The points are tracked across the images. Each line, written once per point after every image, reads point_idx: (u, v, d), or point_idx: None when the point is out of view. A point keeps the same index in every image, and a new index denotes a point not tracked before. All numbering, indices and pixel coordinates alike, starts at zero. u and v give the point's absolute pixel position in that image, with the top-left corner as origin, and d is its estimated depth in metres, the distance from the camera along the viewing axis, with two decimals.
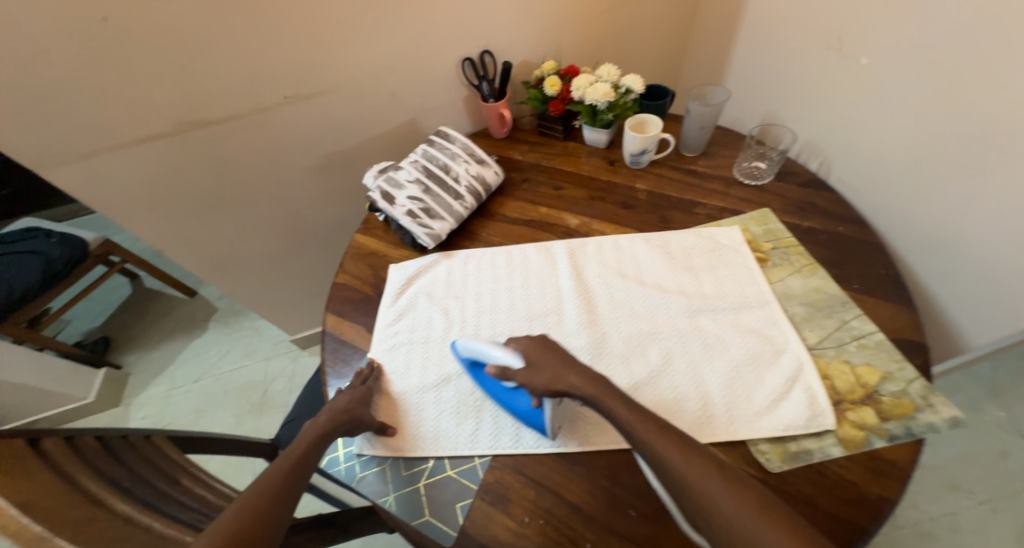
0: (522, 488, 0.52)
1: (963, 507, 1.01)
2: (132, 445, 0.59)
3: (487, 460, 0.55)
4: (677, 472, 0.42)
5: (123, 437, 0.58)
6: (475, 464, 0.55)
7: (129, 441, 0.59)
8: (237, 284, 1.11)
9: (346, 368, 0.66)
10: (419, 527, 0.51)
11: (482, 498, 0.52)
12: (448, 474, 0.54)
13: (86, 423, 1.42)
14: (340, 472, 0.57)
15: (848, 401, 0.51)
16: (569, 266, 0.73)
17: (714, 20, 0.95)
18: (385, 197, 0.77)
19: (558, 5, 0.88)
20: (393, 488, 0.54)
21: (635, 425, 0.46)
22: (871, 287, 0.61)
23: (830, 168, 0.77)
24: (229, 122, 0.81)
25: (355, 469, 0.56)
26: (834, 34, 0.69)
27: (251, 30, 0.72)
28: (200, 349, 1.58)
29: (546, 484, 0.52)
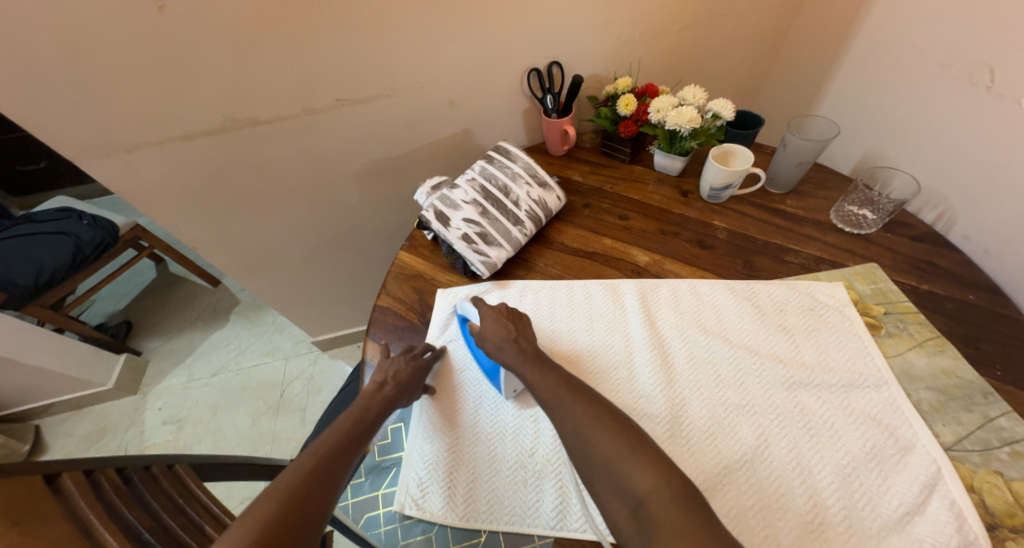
0: None
1: None
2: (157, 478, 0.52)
3: (549, 541, 0.47)
4: (568, 425, 0.46)
5: (145, 468, 0.51)
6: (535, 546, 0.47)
7: (152, 473, 0.52)
8: (266, 285, 1.06)
9: None
10: None
11: None
12: None
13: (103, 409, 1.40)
14: (380, 535, 0.50)
15: (1007, 527, 0.42)
16: (640, 311, 0.63)
17: (813, 41, 0.86)
18: (439, 216, 0.69)
19: (641, 15, 0.80)
20: None
21: (543, 388, 0.50)
22: (1015, 374, 0.52)
23: (951, 222, 0.67)
24: (278, 122, 0.76)
25: (397, 534, 0.50)
26: (983, 70, 0.59)
27: (316, 29, 0.67)
28: (220, 342, 1.53)
29: None
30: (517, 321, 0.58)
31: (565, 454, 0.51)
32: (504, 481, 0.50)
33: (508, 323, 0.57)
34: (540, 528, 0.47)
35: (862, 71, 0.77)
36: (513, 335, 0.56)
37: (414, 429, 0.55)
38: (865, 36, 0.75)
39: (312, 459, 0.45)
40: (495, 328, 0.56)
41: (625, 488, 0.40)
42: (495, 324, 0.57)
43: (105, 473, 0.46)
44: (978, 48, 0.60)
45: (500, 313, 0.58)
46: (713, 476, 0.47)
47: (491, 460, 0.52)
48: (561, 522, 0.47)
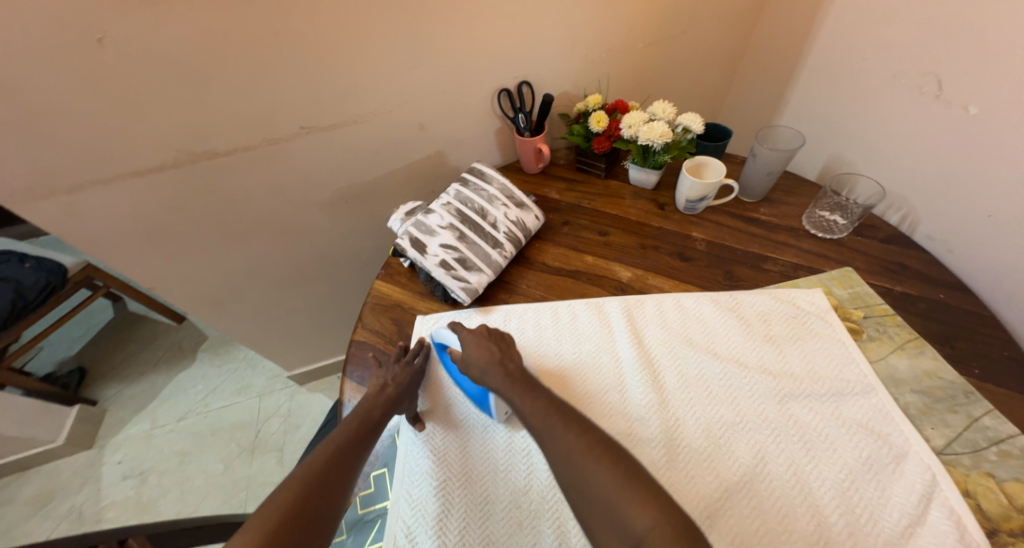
0: None
1: None
2: None
3: None
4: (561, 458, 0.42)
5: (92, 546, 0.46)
6: None
7: None
8: (234, 322, 1.00)
9: None
10: None
11: None
12: None
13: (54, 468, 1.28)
14: None
15: (1006, 532, 0.42)
16: (626, 330, 0.62)
17: (772, 54, 0.88)
18: (414, 244, 0.67)
19: (605, 34, 0.81)
20: None
21: (536, 415, 0.46)
22: (992, 371, 0.53)
23: (915, 223, 0.69)
24: (237, 153, 0.72)
25: None
26: (932, 79, 0.62)
27: (275, 58, 0.64)
28: (186, 383, 1.44)
29: None
30: (499, 342, 0.56)
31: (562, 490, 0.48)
32: (498, 520, 0.46)
33: (492, 345, 0.55)
34: None
35: (820, 82, 0.80)
36: (497, 355, 0.53)
37: (398, 475, 0.50)
38: (820, 49, 0.78)
39: (317, 462, 0.43)
40: (478, 351, 0.53)
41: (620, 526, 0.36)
42: (477, 346, 0.54)
43: None
44: (925, 58, 0.62)
45: (481, 335, 0.56)
46: (714, 500, 0.46)
47: (484, 502, 0.48)
48: None
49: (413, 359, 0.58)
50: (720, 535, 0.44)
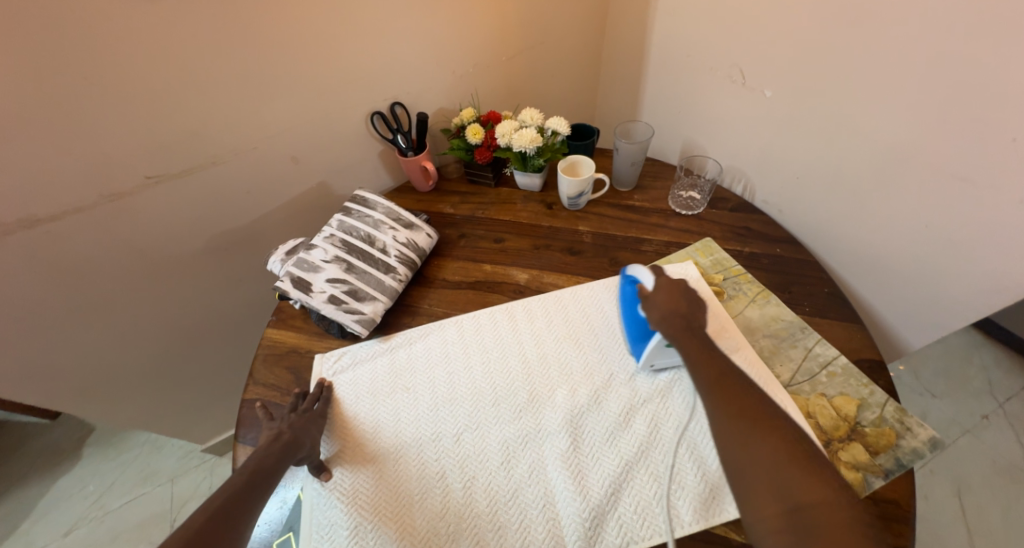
0: None
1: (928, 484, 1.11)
2: None
3: None
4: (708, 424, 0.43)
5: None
6: None
7: None
8: (114, 406, 0.89)
9: None
10: None
11: None
12: None
13: None
14: None
15: (836, 439, 0.51)
16: (529, 331, 0.66)
17: (621, 57, 0.98)
18: (299, 284, 0.64)
19: (466, 51, 0.84)
20: None
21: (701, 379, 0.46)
22: (819, 306, 0.64)
23: (754, 191, 0.81)
24: (68, 217, 0.64)
25: None
26: (737, 69, 0.73)
27: (95, 106, 0.58)
28: (73, 486, 1.25)
29: None
30: (689, 296, 0.55)
31: (478, 504, 0.50)
32: None
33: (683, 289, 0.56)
34: None
35: (661, 79, 0.90)
36: (684, 310, 0.53)
37: (304, 534, 0.49)
38: (655, 51, 0.88)
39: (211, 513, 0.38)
40: (666, 298, 0.54)
41: (779, 486, 0.37)
42: (667, 296, 0.54)
43: None
44: (730, 53, 0.73)
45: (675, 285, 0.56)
46: (616, 476, 0.51)
47: (403, 536, 0.48)
48: None
49: (314, 404, 0.57)
50: (623, 508, 0.48)
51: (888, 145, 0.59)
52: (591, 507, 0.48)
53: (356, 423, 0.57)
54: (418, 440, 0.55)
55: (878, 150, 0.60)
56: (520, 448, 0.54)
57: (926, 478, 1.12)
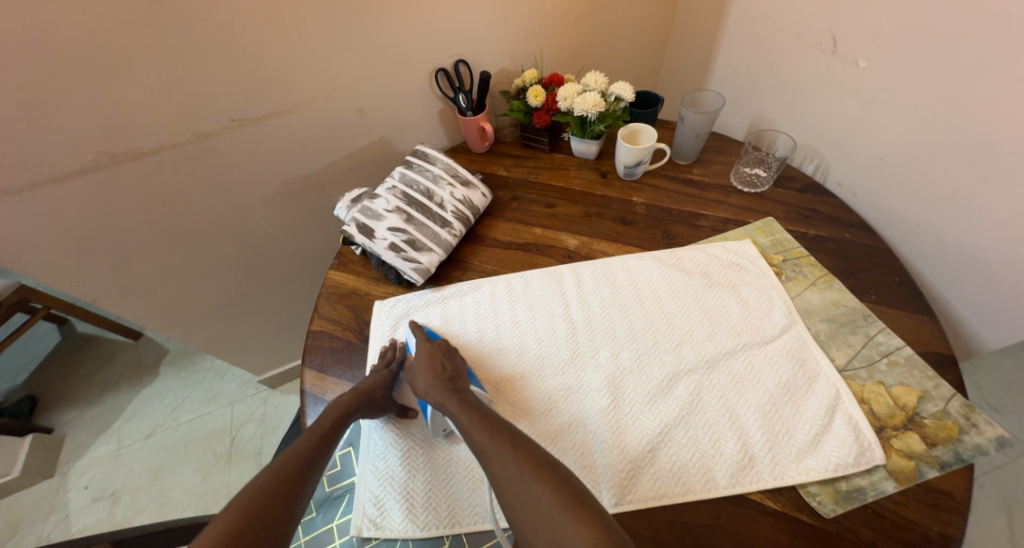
0: None
1: None
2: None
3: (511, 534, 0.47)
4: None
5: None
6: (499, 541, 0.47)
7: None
8: (189, 330, 0.98)
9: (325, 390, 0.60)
10: None
11: None
12: None
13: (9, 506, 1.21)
14: None
15: (891, 427, 0.49)
16: (575, 294, 0.67)
17: (696, 21, 0.93)
18: (362, 230, 0.68)
19: (536, 9, 0.83)
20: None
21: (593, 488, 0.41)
22: (887, 295, 0.61)
23: (826, 171, 0.77)
24: (164, 152, 0.70)
25: None
26: (828, 36, 0.68)
27: (193, 50, 0.63)
28: (150, 400, 1.40)
29: None
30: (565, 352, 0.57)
31: None
32: (459, 484, 0.50)
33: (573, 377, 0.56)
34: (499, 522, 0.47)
35: (738, 46, 0.85)
36: (448, 374, 0.54)
37: (363, 452, 0.54)
38: (736, 14, 0.83)
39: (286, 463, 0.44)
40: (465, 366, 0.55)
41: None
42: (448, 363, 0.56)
43: None
44: (822, 18, 0.68)
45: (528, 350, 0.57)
46: (655, 436, 0.52)
47: (447, 465, 0.52)
48: None
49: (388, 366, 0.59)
50: (659, 465, 0.50)
51: (999, 124, 0.53)
52: (627, 461, 0.50)
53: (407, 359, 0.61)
54: None
55: (985, 131, 0.55)
56: (561, 401, 0.56)
57: None
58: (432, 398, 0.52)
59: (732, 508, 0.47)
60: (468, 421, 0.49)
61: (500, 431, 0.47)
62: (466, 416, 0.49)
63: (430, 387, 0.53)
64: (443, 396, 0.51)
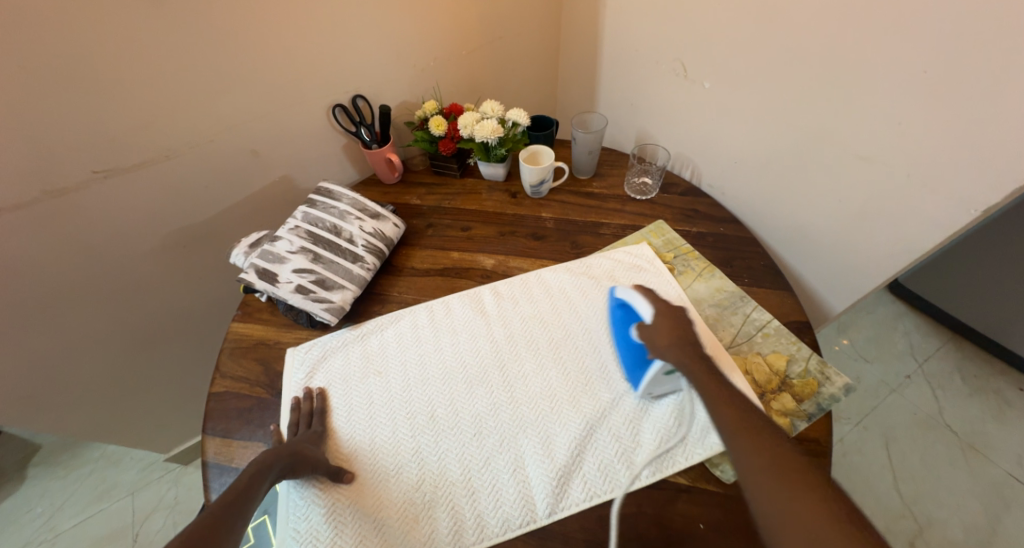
0: None
1: (846, 433, 1.24)
2: None
3: None
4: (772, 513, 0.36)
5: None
6: None
7: None
8: (67, 413, 0.85)
9: (232, 457, 0.56)
10: None
11: None
12: None
13: None
14: None
15: (769, 391, 0.58)
16: (495, 314, 0.69)
17: (575, 51, 1.02)
18: (264, 275, 0.65)
19: (425, 44, 0.86)
20: None
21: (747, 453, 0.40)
22: (756, 278, 0.72)
23: (700, 176, 0.88)
24: (7, 215, 0.62)
25: None
26: (679, 63, 0.79)
27: (36, 100, 0.57)
28: (24, 506, 1.18)
29: None
30: (683, 319, 0.55)
31: (452, 473, 0.53)
32: (394, 526, 0.50)
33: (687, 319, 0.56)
34: None
35: (613, 72, 0.95)
36: (688, 337, 0.53)
37: (281, 518, 0.51)
38: (607, 45, 0.93)
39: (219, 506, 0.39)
40: (665, 328, 0.53)
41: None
42: (668, 326, 0.53)
43: None
44: (672, 48, 0.79)
45: (666, 313, 0.55)
46: (581, 438, 0.55)
47: (380, 509, 0.51)
48: (457, 542, 0.48)
49: (310, 425, 0.57)
50: (587, 467, 0.53)
51: (811, 128, 0.66)
52: (558, 469, 0.53)
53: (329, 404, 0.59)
54: (393, 418, 0.58)
55: (803, 133, 0.67)
56: (492, 420, 0.57)
57: (848, 430, 1.25)
58: (672, 357, 0.51)
59: (651, 492, 0.51)
60: (709, 388, 0.46)
61: (734, 402, 0.44)
62: (710, 384, 0.46)
63: (673, 346, 0.51)
64: (688, 358, 0.50)
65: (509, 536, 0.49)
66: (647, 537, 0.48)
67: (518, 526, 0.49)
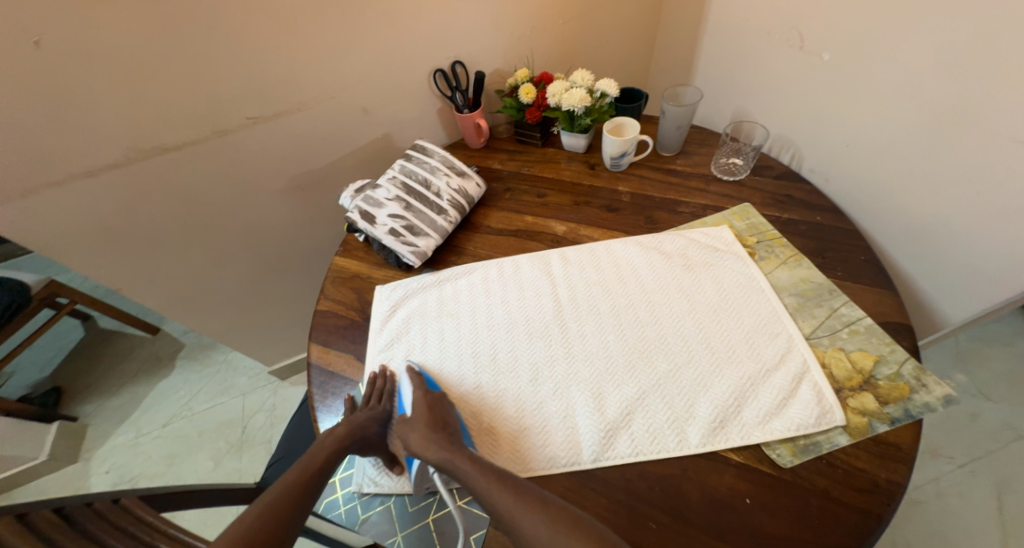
0: None
1: (945, 472, 1.09)
2: (102, 513, 0.42)
3: None
4: None
5: (86, 506, 0.42)
6: None
7: (98, 509, 0.43)
8: (205, 318, 1.03)
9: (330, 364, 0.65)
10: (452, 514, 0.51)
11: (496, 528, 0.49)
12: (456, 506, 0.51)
13: (33, 492, 1.24)
14: (340, 515, 0.53)
15: (848, 388, 0.54)
16: (560, 277, 0.71)
17: (678, 21, 0.98)
18: (364, 216, 0.74)
19: (526, 13, 0.89)
20: (400, 527, 0.51)
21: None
22: (852, 272, 0.65)
23: (801, 160, 0.81)
24: (183, 149, 0.76)
25: (357, 511, 0.53)
26: (796, 33, 0.72)
27: (212, 52, 0.69)
28: (168, 390, 1.46)
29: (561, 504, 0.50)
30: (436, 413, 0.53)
31: (505, 410, 0.57)
32: None
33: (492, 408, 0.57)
34: None
35: (717, 43, 0.90)
36: (442, 427, 0.52)
37: None
38: (714, 14, 0.88)
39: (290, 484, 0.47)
40: (416, 425, 0.52)
41: None
42: (416, 427, 0.52)
43: (42, 515, 0.38)
44: (791, 16, 0.73)
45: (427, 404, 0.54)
46: (633, 400, 0.56)
47: None
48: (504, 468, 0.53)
49: (380, 401, 0.58)
50: (636, 426, 0.54)
51: (951, 108, 0.58)
52: (607, 423, 0.54)
53: (402, 337, 0.66)
54: (457, 355, 0.63)
55: (940, 114, 0.59)
56: (548, 370, 0.60)
57: (947, 469, 1.10)
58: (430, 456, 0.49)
59: (700, 462, 0.51)
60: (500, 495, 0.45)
61: None
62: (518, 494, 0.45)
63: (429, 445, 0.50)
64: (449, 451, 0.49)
65: (553, 471, 0.52)
66: (689, 499, 0.48)
67: (562, 465, 0.52)
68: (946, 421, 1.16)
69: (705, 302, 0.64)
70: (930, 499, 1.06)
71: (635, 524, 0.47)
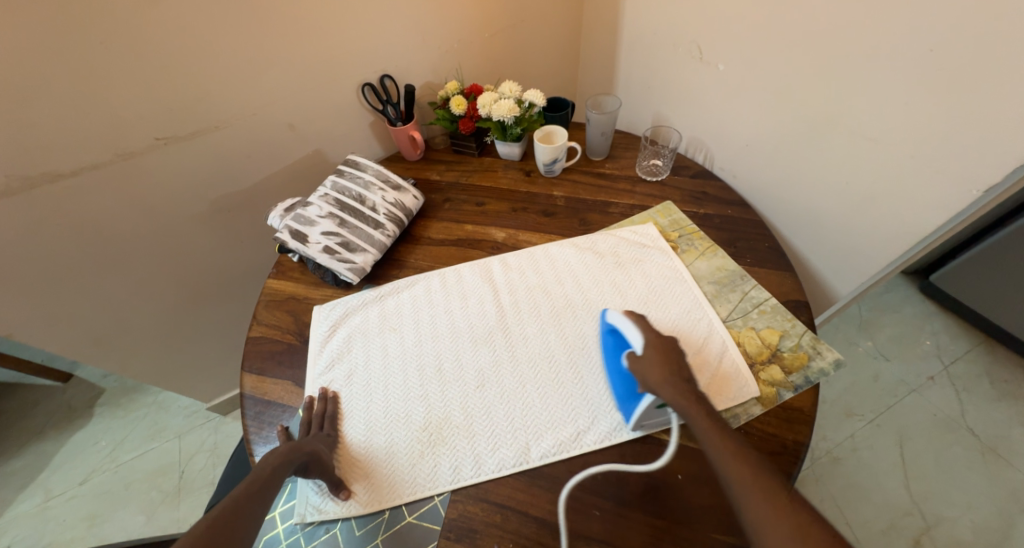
0: (488, 515, 0.51)
1: (858, 429, 1.23)
2: None
3: (447, 495, 0.53)
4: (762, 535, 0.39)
5: None
6: (436, 503, 0.53)
7: None
8: (124, 358, 0.95)
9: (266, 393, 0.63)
10: (404, 531, 0.51)
11: (448, 537, 0.50)
12: (408, 521, 0.52)
13: None
14: None
15: (759, 362, 0.60)
16: (501, 282, 0.74)
17: (596, 34, 1.04)
18: (296, 236, 0.72)
19: (450, 27, 0.90)
20: None
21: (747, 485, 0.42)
22: (759, 258, 0.73)
23: (713, 159, 0.89)
24: (80, 175, 0.70)
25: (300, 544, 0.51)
26: (696, 46, 0.80)
27: (107, 71, 0.64)
28: (86, 442, 1.32)
29: (511, 505, 0.52)
30: (674, 358, 0.54)
31: (454, 418, 0.58)
32: (403, 458, 0.55)
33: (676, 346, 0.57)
34: (438, 487, 0.53)
35: (632, 55, 0.96)
36: (682, 373, 0.53)
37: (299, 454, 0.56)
38: (626, 28, 0.94)
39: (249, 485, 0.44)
40: (658, 363, 0.53)
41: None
42: (660, 368, 0.53)
43: None
44: (689, 31, 0.80)
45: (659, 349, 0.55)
46: (575, 395, 0.59)
47: (389, 446, 0.56)
48: (456, 476, 0.54)
49: (322, 427, 0.57)
50: (580, 420, 0.57)
51: (820, 111, 0.66)
52: (553, 420, 0.57)
53: (345, 357, 0.65)
54: (404, 369, 0.63)
55: (813, 116, 0.68)
56: (494, 375, 0.62)
57: (860, 426, 1.24)
58: (667, 395, 0.50)
59: (636, 446, 0.55)
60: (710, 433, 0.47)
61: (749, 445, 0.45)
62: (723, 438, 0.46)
63: (668, 384, 0.51)
64: (683, 398, 0.50)
65: (503, 473, 0.54)
66: (629, 482, 0.52)
67: (512, 466, 0.54)
68: (856, 383, 1.31)
69: (636, 295, 0.69)
70: (847, 455, 1.19)
71: (580, 512, 0.50)
